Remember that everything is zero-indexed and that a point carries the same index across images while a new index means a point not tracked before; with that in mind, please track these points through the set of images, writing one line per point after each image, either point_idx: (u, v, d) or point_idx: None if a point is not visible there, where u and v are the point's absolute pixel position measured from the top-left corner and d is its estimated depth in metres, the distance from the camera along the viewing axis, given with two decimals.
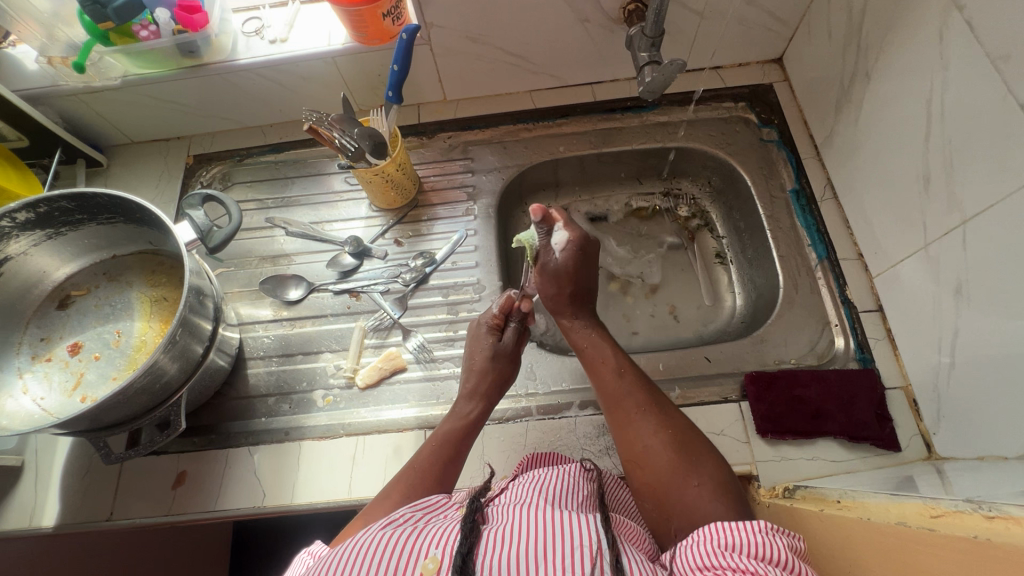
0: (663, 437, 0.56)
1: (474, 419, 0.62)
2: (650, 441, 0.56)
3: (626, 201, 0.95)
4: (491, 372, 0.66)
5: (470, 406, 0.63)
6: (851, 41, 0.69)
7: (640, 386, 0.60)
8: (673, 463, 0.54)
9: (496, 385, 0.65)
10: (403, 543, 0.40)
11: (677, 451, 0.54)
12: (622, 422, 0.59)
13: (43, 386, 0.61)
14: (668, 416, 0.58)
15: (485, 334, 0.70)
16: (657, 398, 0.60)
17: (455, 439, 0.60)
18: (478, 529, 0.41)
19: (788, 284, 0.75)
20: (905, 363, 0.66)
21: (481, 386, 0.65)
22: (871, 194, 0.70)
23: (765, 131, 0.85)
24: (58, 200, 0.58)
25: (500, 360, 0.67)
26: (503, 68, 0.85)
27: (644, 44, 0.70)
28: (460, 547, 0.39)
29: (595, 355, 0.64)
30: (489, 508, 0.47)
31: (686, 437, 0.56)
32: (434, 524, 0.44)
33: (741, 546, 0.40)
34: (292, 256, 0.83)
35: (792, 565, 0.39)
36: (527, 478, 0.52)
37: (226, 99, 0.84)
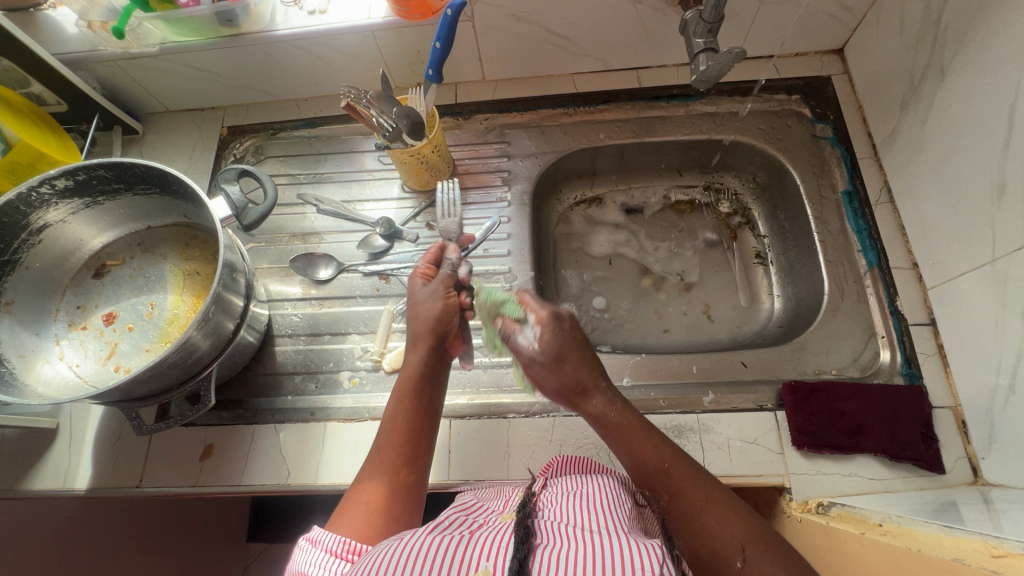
0: (708, 503, 0.47)
1: (422, 365, 0.61)
2: (699, 512, 0.47)
3: (665, 192, 0.92)
4: (433, 312, 0.64)
5: (417, 355, 0.62)
6: (926, 34, 0.64)
7: (679, 456, 0.52)
8: (734, 526, 0.45)
9: (439, 327, 0.63)
10: (452, 550, 0.39)
11: (724, 513, 0.46)
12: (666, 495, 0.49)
13: (79, 354, 0.62)
14: (707, 481, 0.50)
15: (417, 283, 0.68)
16: (693, 464, 0.52)
17: (417, 386, 0.59)
18: (531, 539, 0.40)
19: (834, 291, 0.72)
20: (955, 382, 0.63)
21: (424, 330, 0.63)
22: (934, 200, 0.66)
23: (818, 126, 0.81)
24: (96, 169, 0.57)
25: (442, 295, 0.65)
26: (546, 49, 0.81)
27: (700, 30, 0.66)
28: (515, 554, 0.37)
29: (630, 435, 0.55)
30: (537, 519, 0.45)
31: (732, 500, 0.48)
32: (481, 532, 0.43)
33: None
34: (322, 234, 0.83)
35: None
36: (572, 490, 0.50)
37: (262, 70, 0.83)
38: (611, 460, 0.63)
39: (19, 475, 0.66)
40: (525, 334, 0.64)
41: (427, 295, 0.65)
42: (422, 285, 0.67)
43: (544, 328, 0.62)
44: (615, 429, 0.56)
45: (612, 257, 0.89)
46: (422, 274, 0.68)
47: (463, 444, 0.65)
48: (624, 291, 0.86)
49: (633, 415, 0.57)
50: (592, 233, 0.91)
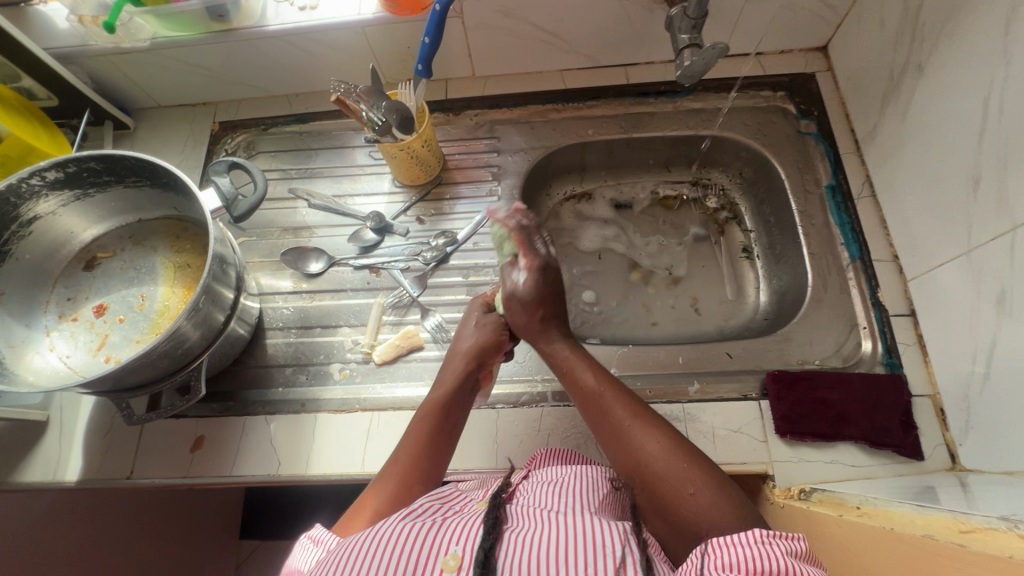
0: (653, 441, 0.51)
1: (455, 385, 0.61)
2: (646, 451, 0.50)
3: (653, 188, 0.93)
4: (482, 341, 0.65)
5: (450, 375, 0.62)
6: (905, 30, 0.66)
7: (622, 396, 0.56)
8: (681, 465, 0.49)
9: (483, 353, 0.64)
10: (423, 536, 0.41)
11: (671, 454, 0.50)
12: (614, 433, 0.53)
13: (69, 345, 0.62)
14: (652, 419, 0.53)
15: (477, 309, 0.70)
16: (636, 402, 0.55)
17: (443, 408, 0.59)
18: (499, 525, 0.42)
19: (817, 283, 0.73)
20: (934, 371, 0.64)
21: (467, 353, 0.64)
22: (914, 194, 0.67)
23: (803, 122, 0.82)
24: (87, 160, 0.58)
25: (491, 327, 0.66)
26: (535, 46, 0.82)
27: (685, 25, 0.67)
28: (482, 542, 0.40)
29: (573, 374, 0.59)
30: (510, 505, 0.47)
31: (675, 437, 0.52)
32: (454, 518, 0.45)
33: (737, 565, 0.39)
34: (314, 228, 0.83)
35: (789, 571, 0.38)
36: (547, 478, 0.52)
37: (253, 65, 0.83)
38: (598, 449, 0.64)
39: (8, 466, 0.66)
40: (514, 275, 0.65)
41: (473, 326, 0.67)
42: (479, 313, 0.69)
43: (532, 274, 0.63)
44: (562, 366, 0.60)
45: (601, 252, 0.90)
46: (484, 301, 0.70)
47: None
48: (613, 284, 0.87)
49: (586, 357, 0.61)
50: (581, 228, 0.92)
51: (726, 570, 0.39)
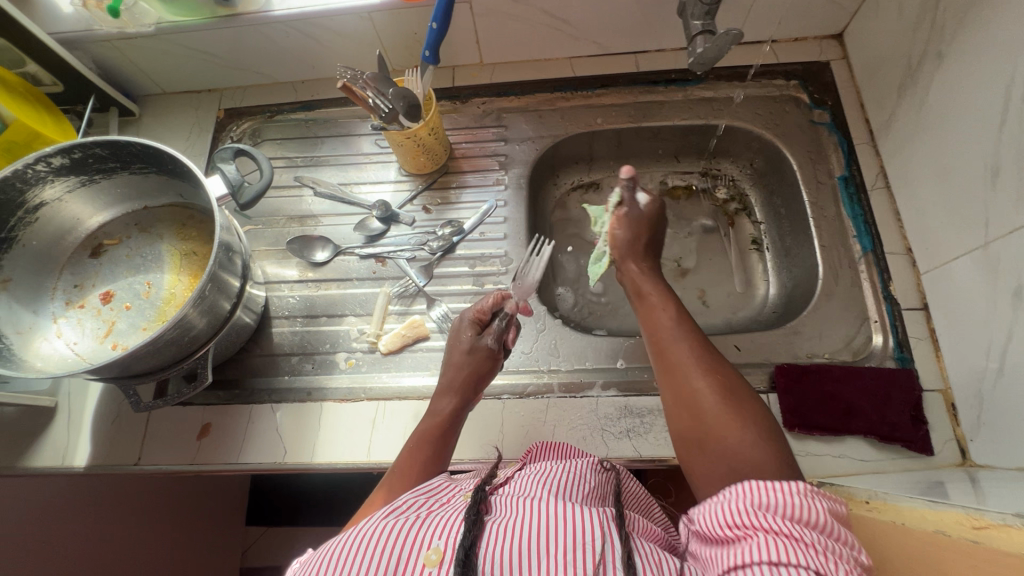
0: (711, 380, 0.52)
1: (448, 415, 0.61)
2: (701, 387, 0.51)
3: (662, 178, 0.91)
4: (474, 370, 0.63)
5: (444, 401, 0.62)
6: (925, 17, 0.64)
7: (697, 338, 0.56)
8: (728, 401, 0.50)
9: (474, 382, 0.63)
10: (405, 531, 0.41)
11: (724, 396, 0.50)
12: (672, 368, 0.55)
13: (77, 331, 0.62)
14: (717, 363, 0.54)
15: (468, 326, 0.66)
16: (708, 344, 0.56)
17: (433, 441, 0.58)
18: (482, 519, 0.43)
19: (828, 276, 0.72)
20: (946, 365, 0.63)
21: (455, 380, 0.62)
22: (929, 185, 0.66)
23: (816, 112, 0.81)
24: (92, 147, 0.57)
25: (482, 356, 0.64)
26: (544, 33, 0.81)
27: (698, 11, 0.65)
28: (462, 539, 0.40)
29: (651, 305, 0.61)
30: (492, 498, 0.48)
31: (734, 383, 0.52)
32: (438, 511, 0.45)
33: (777, 507, 0.38)
34: (320, 217, 0.83)
35: (827, 527, 0.38)
36: (533, 468, 0.52)
37: (259, 51, 0.82)
38: (604, 440, 0.64)
39: (18, 451, 0.67)
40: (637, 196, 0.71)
41: (464, 328, 0.67)
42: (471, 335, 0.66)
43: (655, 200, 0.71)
44: (644, 294, 0.64)
45: None
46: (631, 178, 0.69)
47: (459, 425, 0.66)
48: None
49: (666, 296, 0.62)
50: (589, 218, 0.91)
51: (759, 509, 0.39)
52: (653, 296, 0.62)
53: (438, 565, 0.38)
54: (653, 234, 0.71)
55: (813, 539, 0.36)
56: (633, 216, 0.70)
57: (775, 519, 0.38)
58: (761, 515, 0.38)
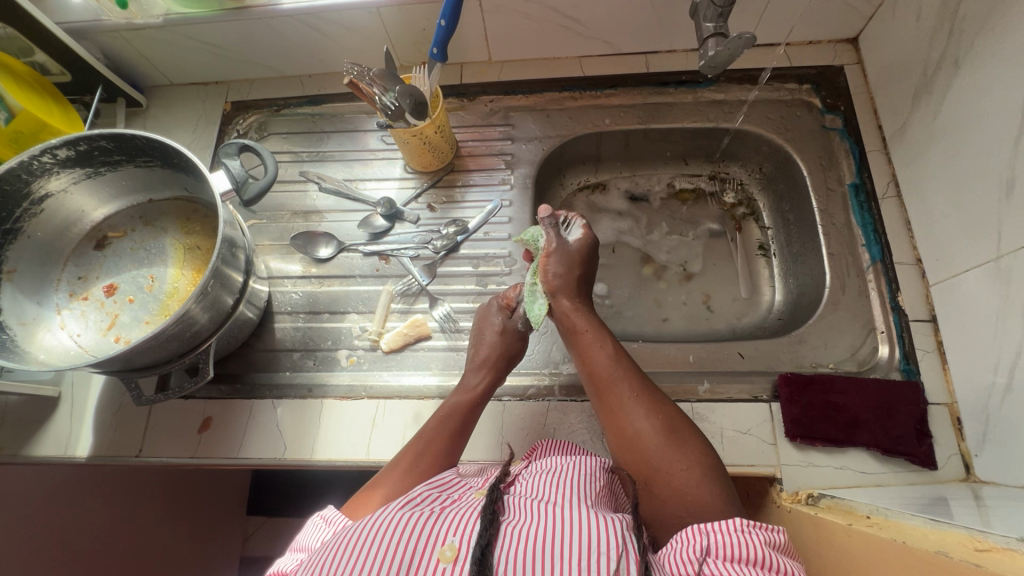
0: (654, 420, 0.54)
1: (480, 392, 0.62)
2: (643, 427, 0.54)
3: (669, 181, 0.91)
4: (504, 351, 0.65)
5: (477, 378, 0.63)
6: (943, 23, 0.63)
7: (633, 372, 0.58)
8: (660, 433, 0.53)
9: (503, 362, 0.65)
10: (421, 525, 0.42)
11: (668, 435, 0.53)
12: (613, 407, 0.56)
13: (80, 324, 0.62)
14: (657, 399, 0.56)
15: (495, 311, 0.69)
16: (644, 378, 0.58)
17: (459, 414, 0.60)
18: (497, 520, 0.43)
19: (835, 284, 0.71)
20: (953, 379, 0.63)
21: (488, 359, 0.64)
22: (942, 195, 0.65)
23: (828, 117, 0.80)
24: (98, 139, 0.57)
25: (511, 337, 0.66)
26: (554, 31, 0.80)
27: (711, 13, 0.64)
28: (479, 538, 0.40)
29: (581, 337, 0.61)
30: (506, 498, 0.48)
31: (676, 419, 0.55)
32: (452, 507, 0.46)
33: (715, 549, 0.42)
34: (324, 213, 0.83)
35: (767, 561, 0.41)
36: (546, 468, 0.52)
37: (267, 44, 0.82)
38: (604, 445, 0.64)
39: (21, 440, 0.68)
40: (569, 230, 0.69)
41: (491, 311, 0.69)
42: (500, 318, 0.68)
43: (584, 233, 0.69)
44: (573, 328, 0.62)
45: (615, 245, 0.89)
46: (552, 216, 0.67)
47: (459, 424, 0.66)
48: (625, 278, 0.86)
49: (599, 328, 0.62)
50: (594, 220, 0.90)
51: (705, 553, 0.42)
52: (585, 327, 0.62)
53: (453, 562, 0.38)
54: (586, 270, 0.68)
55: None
56: (566, 254, 0.66)
57: (718, 562, 0.41)
58: (705, 559, 0.41)
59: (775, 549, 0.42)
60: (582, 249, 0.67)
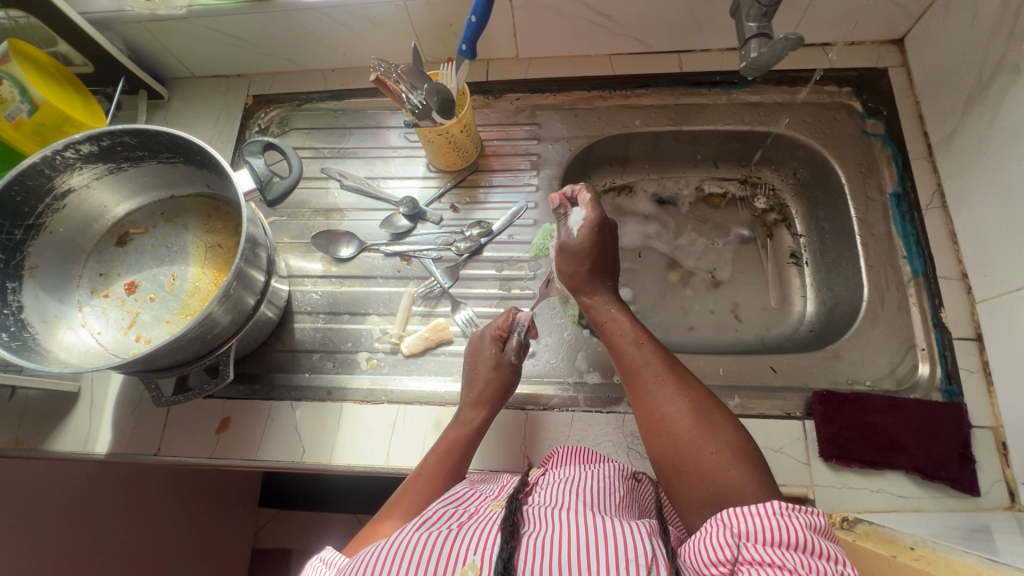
0: (682, 404, 0.52)
1: (478, 428, 0.60)
2: (670, 411, 0.51)
3: (698, 184, 0.88)
4: (500, 385, 0.62)
5: (474, 413, 0.61)
6: (1002, 26, 0.59)
7: (659, 355, 0.56)
8: (689, 415, 0.51)
9: (500, 397, 0.62)
10: (441, 544, 0.40)
11: (697, 420, 0.50)
12: (639, 391, 0.55)
13: (101, 322, 0.61)
14: (686, 382, 0.54)
15: (489, 344, 0.65)
16: (671, 360, 0.56)
17: (459, 451, 0.57)
18: (518, 532, 0.41)
19: (874, 298, 0.68)
20: (999, 402, 0.60)
21: (483, 394, 0.62)
22: (994, 208, 0.62)
23: (869, 122, 0.76)
24: (121, 135, 0.56)
25: (505, 369, 0.63)
26: (585, 28, 0.77)
27: (755, 12, 0.61)
28: (501, 552, 0.38)
29: (608, 324, 0.61)
30: (525, 508, 0.46)
31: (706, 401, 0.52)
32: (470, 523, 0.44)
33: (753, 534, 0.40)
34: (345, 211, 0.81)
35: (809, 545, 0.39)
36: (564, 476, 0.50)
37: (291, 37, 0.80)
38: (631, 460, 0.62)
39: (41, 435, 0.67)
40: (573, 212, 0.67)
41: (484, 343, 0.65)
42: (493, 350, 0.64)
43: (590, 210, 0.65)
44: (601, 317, 0.62)
45: (641, 250, 0.86)
46: (560, 200, 0.68)
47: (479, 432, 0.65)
48: (651, 284, 0.84)
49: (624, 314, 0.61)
50: (620, 223, 0.88)
51: (743, 539, 0.40)
52: (610, 313, 0.61)
53: None
54: (604, 252, 0.66)
55: (796, 566, 0.37)
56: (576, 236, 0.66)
57: (758, 548, 0.39)
58: (744, 545, 0.39)
59: (815, 532, 0.41)
60: (591, 222, 0.65)
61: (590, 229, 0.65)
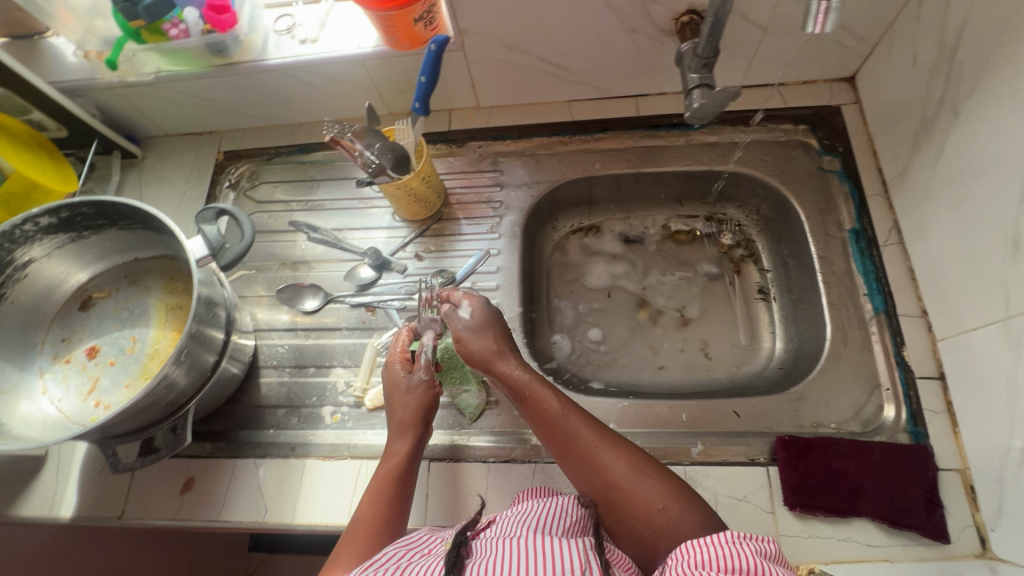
0: (619, 464, 0.53)
1: (408, 458, 0.59)
2: (614, 472, 0.52)
3: (664, 222, 0.89)
4: (419, 404, 0.62)
5: (400, 443, 0.60)
6: (941, 68, 0.60)
7: (586, 421, 0.57)
8: (627, 475, 0.52)
9: (423, 416, 0.62)
10: None
11: (637, 477, 0.52)
12: (578, 459, 0.54)
13: (61, 388, 0.62)
14: (617, 440, 0.55)
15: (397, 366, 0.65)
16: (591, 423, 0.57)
17: (391, 487, 0.57)
18: (463, 563, 0.42)
19: (836, 337, 0.68)
20: (964, 443, 0.59)
21: (410, 421, 0.61)
22: (947, 245, 0.62)
23: (826, 159, 0.77)
24: (79, 206, 0.58)
25: (420, 389, 0.63)
26: (541, 77, 0.79)
27: (694, 64, 0.63)
28: None
29: (530, 395, 0.59)
30: (474, 542, 0.46)
31: (639, 456, 0.54)
32: (418, 563, 0.44)
33: (705, 563, 0.40)
34: (312, 263, 0.82)
35: (756, 569, 0.39)
36: (514, 510, 0.50)
37: (257, 97, 0.82)
38: None
39: (5, 502, 0.67)
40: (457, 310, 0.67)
41: (401, 383, 0.64)
42: (402, 373, 0.65)
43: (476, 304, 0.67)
44: (520, 391, 0.60)
45: (610, 290, 0.87)
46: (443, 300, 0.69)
47: (440, 486, 0.64)
48: (620, 324, 0.84)
49: (541, 383, 0.61)
50: (588, 264, 0.88)
51: (696, 568, 0.40)
52: (522, 383, 0.60)
53: None
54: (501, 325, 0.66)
55: None
56: (478, 315, 0.66)
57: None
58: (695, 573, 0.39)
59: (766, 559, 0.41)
60: (482, 308, 0.67)
61: (482, 316, 0.66)
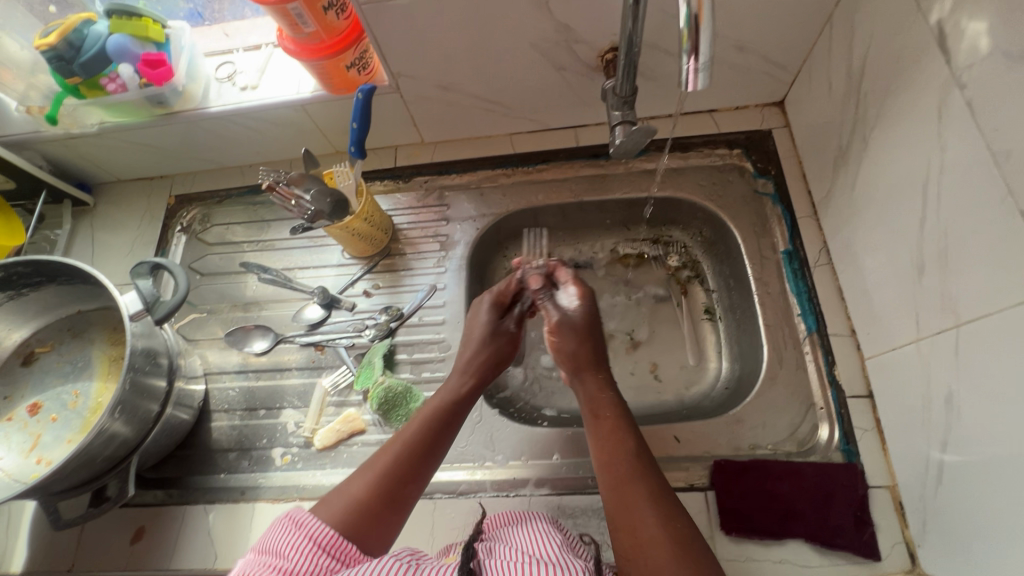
0: (663, 526, 0.49)
1: (463, 394, 0.64)
2: (650, 527, 0.49)
3: (612, 247, 0.90)
4: (491, 353, 0.68)
5: (462, 380, 0.65)
6: (850, 97, 0.63)
7: (653, 471, 0.55)
8: (663, 532, 0.49)
9: (490, 366, 0.68)
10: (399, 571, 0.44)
11: (675, 545, 0.48)
12: (623, 500, 0.52)
13: (3, 447, 0.62)
14: (670, 501, 0.52)
15: (486, 308, 0.72)
16: (662, 480, 0.54)
17: (436, 424, 0.61)
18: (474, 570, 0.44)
19: (773, 357, 0.69)
20: (892, 460, 0.60)
21: (477, 365, 0.67)
22: (867, 267, 0.64)
23: (760, 182, 0.79)
24: (16, 266, 0.59)
25: (502, 339, 0.70)
26: (480, 114, 0.81)
27: (615, 102, 0.64)
28: None
29: (612, 423, 0.59)
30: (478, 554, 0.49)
31: (691, 533, 0.49)
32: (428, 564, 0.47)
33: None
34: (262, 304, 0.83)
35: None
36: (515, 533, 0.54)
37: (204, 142, 0.84)
38: None
39: None
40: (561, 295, 0.72)
41: (488, 323, 0.71)
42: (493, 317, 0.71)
43: (583, 299, 0.71)
44: (602, 411, 0.61)
45: None
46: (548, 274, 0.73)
47: None
48: None
49: (625, 420, 0.59)
50: None
51: None
52: (608, 408, 0.61)
53: None
54: (596, 338, 0.68)
55: None
56: (574, 321, 0.69)
57: None
58: None
59: None
60: (585, 316, 0.69)
61: (577, 315, 0.69)
